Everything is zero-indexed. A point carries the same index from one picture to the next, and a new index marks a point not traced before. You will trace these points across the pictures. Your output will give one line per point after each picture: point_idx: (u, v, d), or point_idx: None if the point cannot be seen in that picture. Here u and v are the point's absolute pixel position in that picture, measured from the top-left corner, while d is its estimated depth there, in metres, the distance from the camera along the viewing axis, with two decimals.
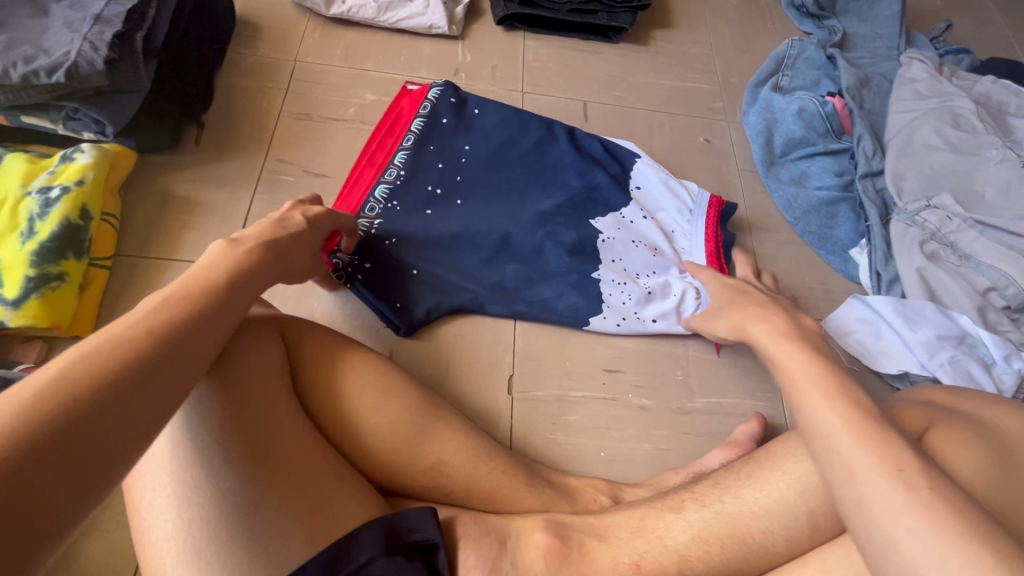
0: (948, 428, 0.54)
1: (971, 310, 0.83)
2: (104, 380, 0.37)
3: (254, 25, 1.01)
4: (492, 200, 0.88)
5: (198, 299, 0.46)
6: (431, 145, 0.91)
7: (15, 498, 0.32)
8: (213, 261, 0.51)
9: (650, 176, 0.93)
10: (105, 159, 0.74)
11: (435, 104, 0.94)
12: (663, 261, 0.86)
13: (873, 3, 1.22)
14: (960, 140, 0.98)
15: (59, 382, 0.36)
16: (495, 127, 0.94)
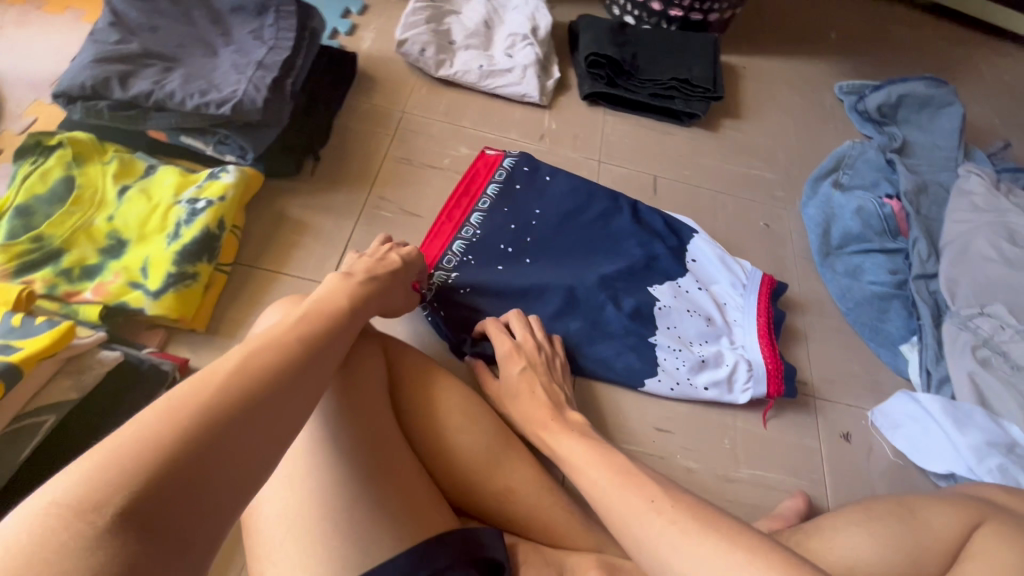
0: (996, 528, 0.58)
1: (1022, 420, 0.84)
2: (276, 373, 0.44)
3: (370, 77, 1.15)
4: (558, 263, 0.95)
5: (331, 317, 0.53)
6: (504, 208, 0.99)
7: (219, 463, 0.37)
8: (337, 288, 0.59)
9: (707, 252, 0.99)
10: (244, 181, 0.86)
11: (509, 172, 1.03)
12: (715, 331, 0.92)
13: (934, 116, 1.30)
14: (1015, 255, 1.03)
15: (243, 371, 0.42)
16: (564, 197, 1.02)
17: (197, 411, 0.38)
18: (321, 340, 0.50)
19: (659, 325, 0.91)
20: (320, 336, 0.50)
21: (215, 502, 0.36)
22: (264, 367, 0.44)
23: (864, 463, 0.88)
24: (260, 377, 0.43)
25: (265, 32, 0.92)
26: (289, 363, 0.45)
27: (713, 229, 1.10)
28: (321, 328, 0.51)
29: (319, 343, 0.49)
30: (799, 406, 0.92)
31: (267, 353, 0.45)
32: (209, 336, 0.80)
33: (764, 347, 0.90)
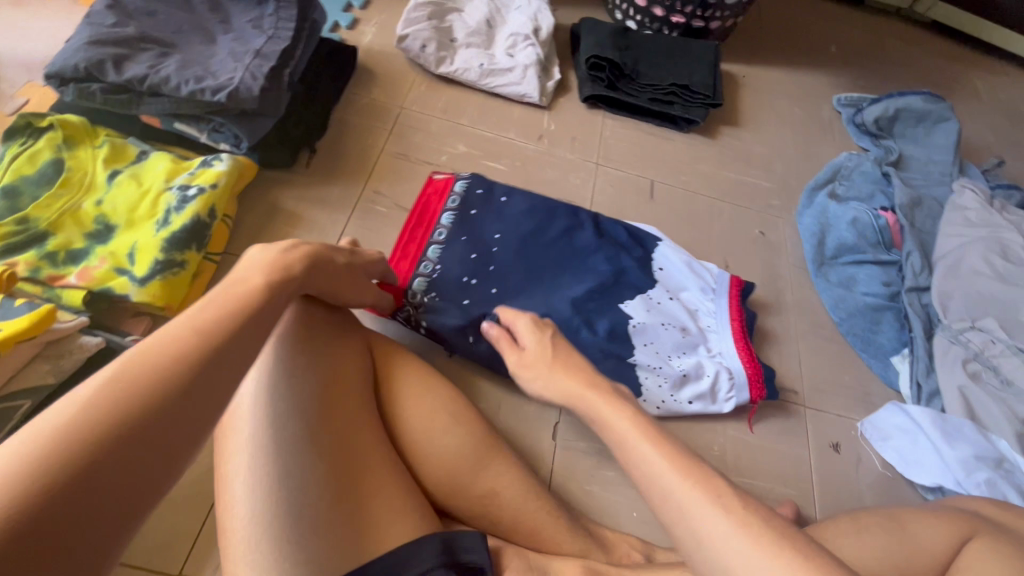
0: (989, 541, 0.58)
1: (1011, 435, 0.84)
2: (164, 372, 0.39)
3: (370, 72, 1.15)
4: (527, 292, 0.89)
5: (238, 298, 0.48)
6: (460, 238, 0.92)
7: (98, 482, 0.34)
8: (253, 266, 0.53)
9: (672, 259, 0.96)
10: (236, 170, 0.84)
11: (462, 199, 0.96)
12: (691, 341, 0.89)
13: (930, 131, 1.31)
14: (1007, 270, 1.03)
15: (122, 378, 0.38)
16: (524, 223, 0.96)
17: (66, 433, 0.35)
18: (245, 313, 0.46)
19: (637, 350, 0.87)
20: (244, 310, 0.47)
21: (111, 518, 0.34)
22: (176, 350, 0.41)
23: (851, 473, 0.88)
24: (169, 361, 0.40)
25: (265, 21, 0.91)
26: (205, 341, 0.42)
27: (709, 236, 1.10)
28: (244, 301, 0.47)
29: (242, 316, 0.46)
30: (789, 415, 0.92)
31: (180, 335, 0.42)
32: None
33: (742, 351, 0.89)
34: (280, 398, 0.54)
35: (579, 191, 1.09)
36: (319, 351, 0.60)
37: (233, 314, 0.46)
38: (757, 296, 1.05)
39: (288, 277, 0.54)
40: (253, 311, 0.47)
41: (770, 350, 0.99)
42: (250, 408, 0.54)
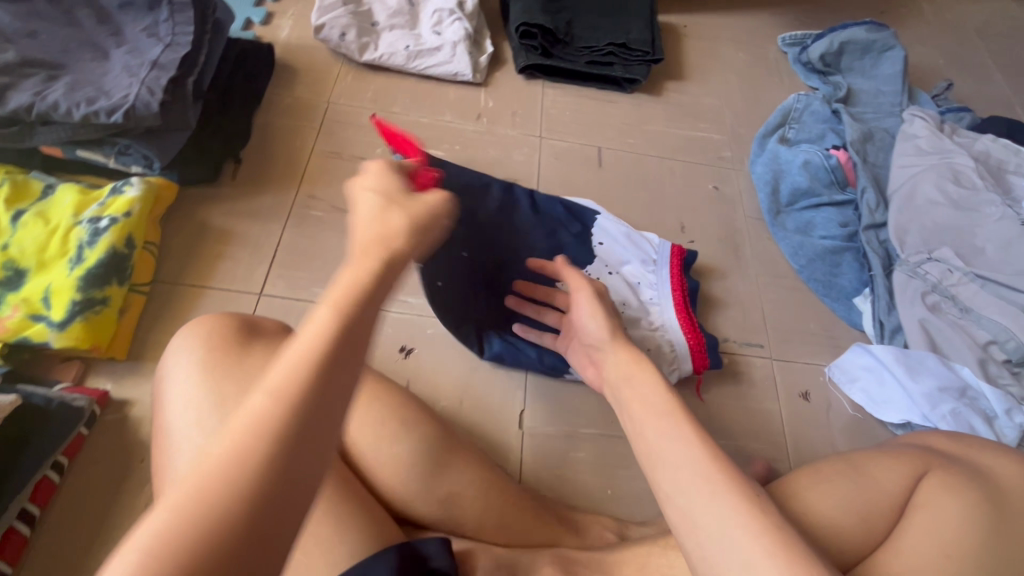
0: (945, 474, 0.59)
1: (973, 362, 0.84)
2: (306, 393, 0.32)
3: (291, 68, 1.09)
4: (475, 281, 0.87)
5: (367, 282, 0.38)
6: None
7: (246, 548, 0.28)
8: (378, 231, 0.42)
9: (613, 232, 0.94)
10: (151, 192, 0.80)
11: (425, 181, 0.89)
12: (633, 315, 0.88)
13: (876, 62, 1.29)
14: (960, 196, 1.02)
15: (265, 410, 0.31)
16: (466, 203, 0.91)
17: (222, 488, 0.29)
18: (362, 303, 0.37)
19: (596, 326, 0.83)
20: (360, 302, 0.37)
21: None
22: (308, 369, 0.33)
23: (822, 418, 0.88)
24: (300, 377, 0.33)
25: (160, 28, 0.85)
26: (326, 361, 0.34)
27: (662, 197, 1.08)
28: (360, 285, 0.38)
29: (361, 309, 0.37)
30: (756, 370, 0.91)
31: (293, 363, 0.33)
32: (131, 363, 0.75)
33: (685, 324, 0.87)
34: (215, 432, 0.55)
35: (525, 168, 1.05)
36: (251, 377, 0.59)
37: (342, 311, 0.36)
38: (714, 254, 1.03)
39: (401, 233, 0.43)
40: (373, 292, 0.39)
41: (733, 307, 0.97)
42: (190, 442, 0.55)
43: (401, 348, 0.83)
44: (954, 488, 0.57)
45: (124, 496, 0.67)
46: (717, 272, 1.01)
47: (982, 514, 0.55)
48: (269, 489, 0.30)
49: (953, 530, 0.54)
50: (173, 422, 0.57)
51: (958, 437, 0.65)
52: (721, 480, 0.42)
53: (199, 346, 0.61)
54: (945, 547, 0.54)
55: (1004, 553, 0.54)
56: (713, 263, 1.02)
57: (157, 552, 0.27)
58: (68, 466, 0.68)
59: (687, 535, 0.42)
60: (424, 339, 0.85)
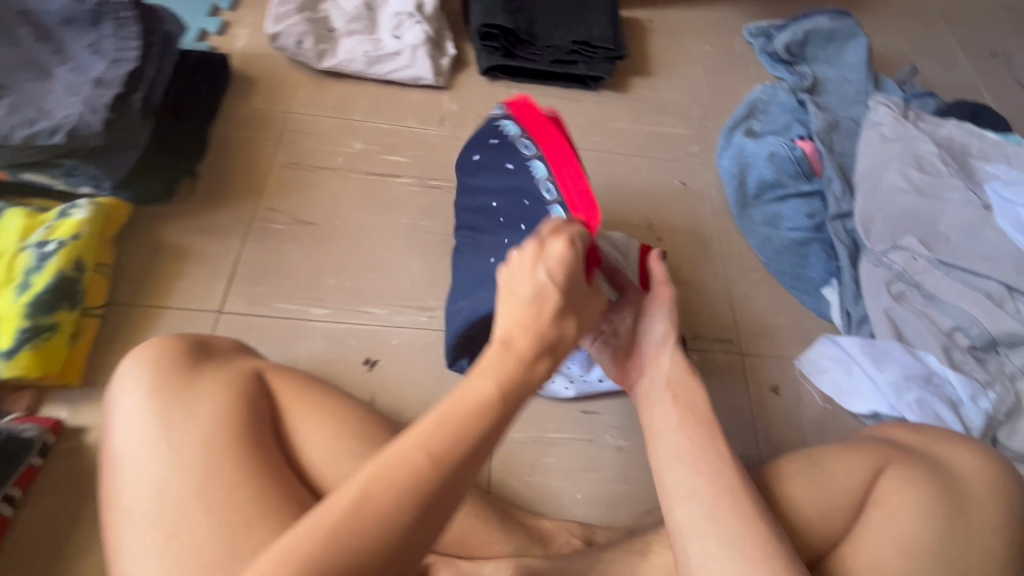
0: (902, 466, 0.59)
1: (937, 349, 0.85)
2: (450, 450, 0.40)
3: (249, 79, 1.07)
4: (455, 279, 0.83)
5: (519, 360, 0.45)
6: (530, 195, 0.75)
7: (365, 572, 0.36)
8: (538, 300, 0.48)
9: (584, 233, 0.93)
10: (100, 214, 0.79)
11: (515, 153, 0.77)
12: None
13: (841, 50, 1.29)
14: (924, 182, 1.02)
15: (414, 457, 0.39)
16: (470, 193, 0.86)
17: (368, 516, 0.37)
18: (514, 378, 0.44)
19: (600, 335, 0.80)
20: (514, 396, 0.44)
21: None
22: (456, 430, 0.41)
23: (793, 411, 0.88)
24: (450, 433, 0.40)
25: (104, 44, 0.82)
26: (472, 441, 0.41)
27: (629, 195, 1.07)
28: (516, 375, 0.45)
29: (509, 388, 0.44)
30: (725, 366, 0.91)
31: (445, 432, 0.40)
32: (88, 389, 0.74)
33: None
34: (164, 456, 0.55)
35: None
36: (197, 398, 0.59)
37: (498, 397, 0.43)
38: (682, 250, 1.02)
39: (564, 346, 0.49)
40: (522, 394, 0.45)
41: (702, 303, 0.97)
42: (139, 468, 0.55)
43: (366, 361, 0.82)
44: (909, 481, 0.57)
45: (82, 525, 0.66)
46: (685, 268, 1.00)
47: (932, 503, 0.56)
48: (394, 528, 0.37)
49: (907, 523, 0.55)
50: (121, 449, 0.57)
51: (917, 428, 0.66)
52: (733, 502, 0.51)
53: (144, 370, 0.60)
54: (903, 543, 0.54)
55: (964, 547, 0.54)
56: (681, 260, 1.01)
57: (306, 554, 0.35)
58: (23, 498, 0.67)
59: (685, 542, 0.51)
60: (388, 350, 0.84)
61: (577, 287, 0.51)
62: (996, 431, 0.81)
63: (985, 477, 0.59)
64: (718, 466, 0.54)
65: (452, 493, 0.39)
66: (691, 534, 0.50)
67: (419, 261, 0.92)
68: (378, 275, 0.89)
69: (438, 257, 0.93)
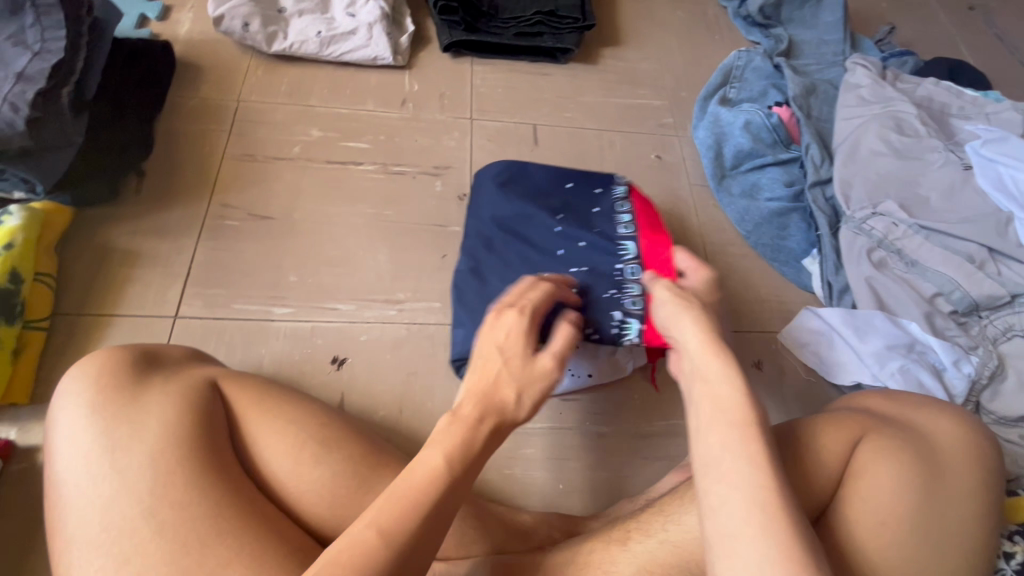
0: (881, 436, 0.57)
1: (919, 317, 0.83)
2: (412, 518, 0.44)
3: (195, 67, 1.00)
4: (490, 260, 0.79)
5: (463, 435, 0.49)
6: (604, 227, 0.82)
7: None
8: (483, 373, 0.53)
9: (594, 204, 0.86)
10: (35, 219, 0.74)
11: (604, 193, 0.85)
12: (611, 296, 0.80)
13: (816, 11, 1.25)
14: (904, 145, 0.99)
15: (383, 525, 0.43)
16: (523, 190, 0.85)
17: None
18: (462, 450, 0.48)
19: (638, 321, 0.74)
20: (462, 462, 0.48)
21: None
22: (419, 497, 0.45)
23: (777, 386, 0.86)
24: (415, 499, 0.45)
25: (27, 35, 0.76)
26: (418, 514, 0.44)
27: (603, 172, 1.03)
28: (462, 442, 0.48)
29: (460, 458, 0.48)
30: None
31: (391, 511, 0.44)
32: (36, 407, 0.70)
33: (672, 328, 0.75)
34: (108, 475, 0.51)
35: (456, 153, 1.00)
36: (145, 413, 0.54)
37: (445, 466, 0.47)
38: None
39: (509, 410, 0.51)
40: (480, 458, 0.49)
41: None
42: (83, 491, 0.51)
43: (333, 360, 0.79)
44: (892, 450, 0.56)
45: (37, 550, 0.63)
46: None
47: (914, 476, 0.54)
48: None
49: (891, 497, 0.53)
50: (63, 471, 0.52)
51: (892, 396, 0.64)
52: (768, 510, 0.44)
53: (86, 388, 0.56)
54: (883, 515, 0.53)
55: (944, 514, 0.53)
56: None
57: None
58: None
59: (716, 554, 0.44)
60: (357, 347, 0.80)
61: (518, 350, 0.55)
62: (979, 395, 0.80)
63: (964, 447, 0.57)
64: (755, 463, 0.46)
65: (418, 547, 0.44)
66: (721, 538, 0.44)
67: (385, 252, 0.88)
68: (342, 269, 0.85)
69: (405, 247, 0.89)
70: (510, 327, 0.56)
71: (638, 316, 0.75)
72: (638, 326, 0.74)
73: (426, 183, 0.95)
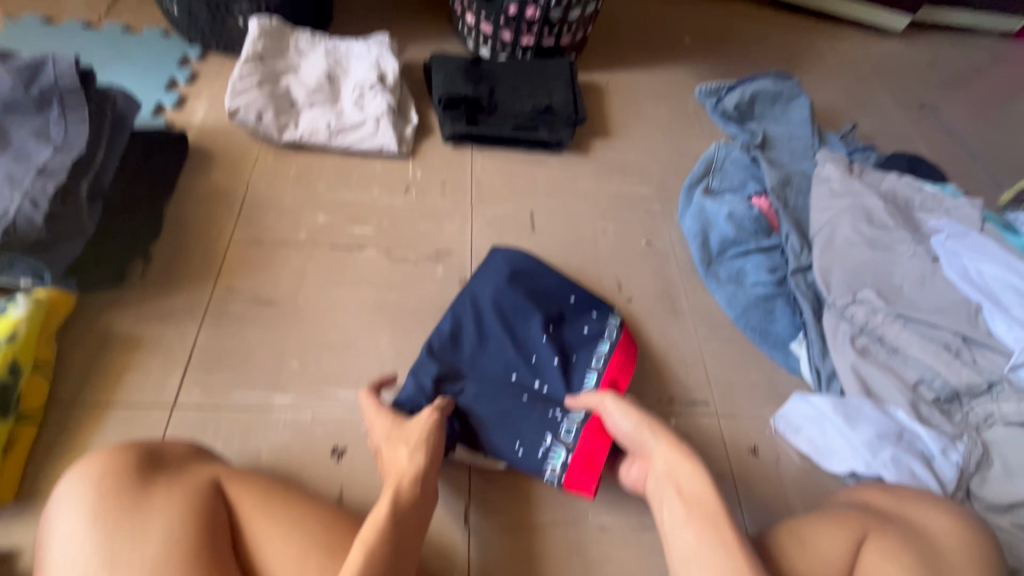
0: (882, 536, 0.59)
1: (905, 404, 0.86)
2: None
3: (206, 154, 1.04)
4: (473, 334, 0.86)
5: (375, 525, 0.59)
6: (582, 355, 0.88)
7: None
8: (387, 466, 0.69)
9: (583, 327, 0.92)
10: (40, 310, 0.74)
11: (598, 321, 0.91)
12: None
13: (786, 109, 1.37)
14: (875, 236, 1.05)
15: None
16: (532, 290, 0.92)
17: None
18: (376, 538, 0.57)
19: (565, 452, 0.78)
20: (376, 536, 0.57)
21: None
22: None
23: (773, 474, 0.87)
24: None
25: (52, 130, 0.79)
26: None
27: (597, 257, 1.08)
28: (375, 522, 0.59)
29: (370, 541, 0.57)
30: (703, 430, 0.90)
31: None
32: (21, 505, 0.68)
33: (602, 437, 0.78)
34: None
35: (457, 239, 1.03)
36: (149, 520, 0.53)
37: (364, 550, 0.55)
38: (653, 310, 1.03)
39: (419, 463, 0.67)
40: (421, 504, 0.65)
41: (677, 367, 0.96)
42: None
43: (333, 451, 0.78)
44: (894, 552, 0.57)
45: None
46: (656, 329, 1.00)
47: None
48: None
49: None
50: None
51: (894, 492, 0.66)
52: None
53: (89, 490, 0.55)
54: None
55: None
56: (652, 322, 1.01)
57: None
58: None
59: None
60: (358, 437, 0.79)
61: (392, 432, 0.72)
62: (968, 483, 0.82)
63: (960, 543, 0.59)
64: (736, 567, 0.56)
65: None
66: None
67: (388, 337, 0.89)
68: (345, 355, 0.86)
69: (407, 333, 0.90)
70: (380, 426, 0.74)
71: (566, 447, 0.78)
72: (563, 458, 0.78)
73: (429, 268, 0.98)
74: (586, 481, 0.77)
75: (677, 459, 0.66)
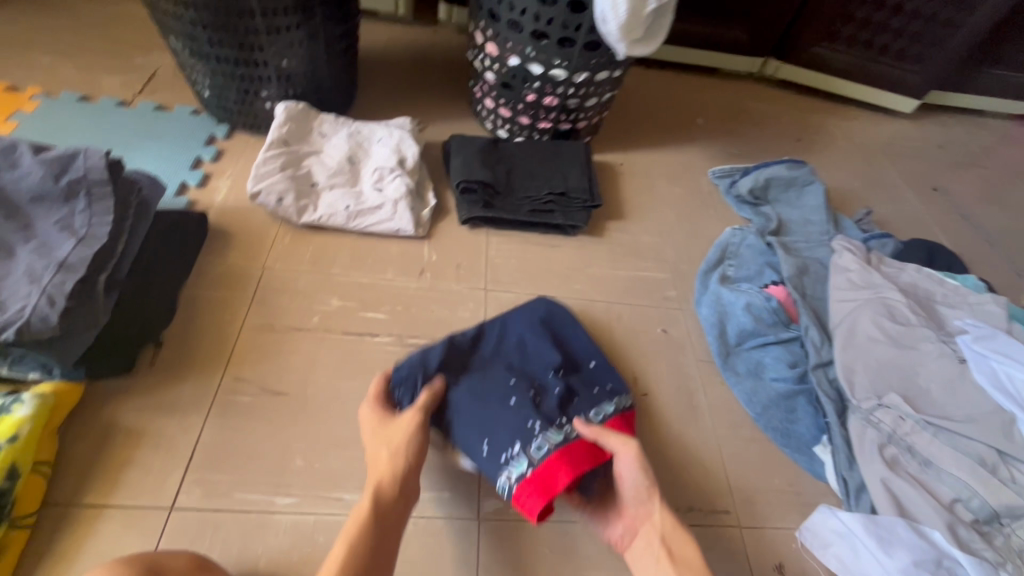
0: None
1: (942, 526, 0.80)
2: None
3: (225, 234, 1.05)
4: (491, 348, 0.91)
5: (355, 535, 0.66)
6: (586, 402, 0.85)
7: None
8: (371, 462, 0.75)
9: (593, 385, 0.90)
10: (45, 407, 0.73)
11: (609, 394, 0.88)
12: None
13: (800, 194, 1.38)
14: (898, 333, 1.02)
15: None
16: (555, 338, 0.94)
17: None
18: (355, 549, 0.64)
19: (527, 465, 0.75)
20: (355, 544, 0.65)
21: None
22: None
23: None
24: None
25: (75, 221, 0.80)
26: None
27: (611, 346, 1.06)
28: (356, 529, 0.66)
29: (347, 552, 0.64)
30: (724, 542, 0.85)
31: None
32: None
33: (568, 469, 0.74)
34: None
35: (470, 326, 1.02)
36: None
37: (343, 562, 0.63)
38: (670, 405, 1.00)
39: (401, 466, 0.72)
40: (402, 500, 0.71)
41: (696, 470, 0.92)
42: None
43: None
44: None
45: None
46: (674, 425, 0.97)
47: None
48: None
49: None
50: None
51: None
52: None
53: None
54: None
55: None
56: (669, 418, 0.98)
57: None
58: None
59: None
60: None
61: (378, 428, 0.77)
62: None
63: None
64: None
65: None
66: None
67: None
68: (352, 453, 0.83)
69: None
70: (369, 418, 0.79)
71: (530, 460, 0.76)
72: (523, 470, 0.75)
73: None
74: (534, 505, 0.72)
75: (677, 531, 0.73)
